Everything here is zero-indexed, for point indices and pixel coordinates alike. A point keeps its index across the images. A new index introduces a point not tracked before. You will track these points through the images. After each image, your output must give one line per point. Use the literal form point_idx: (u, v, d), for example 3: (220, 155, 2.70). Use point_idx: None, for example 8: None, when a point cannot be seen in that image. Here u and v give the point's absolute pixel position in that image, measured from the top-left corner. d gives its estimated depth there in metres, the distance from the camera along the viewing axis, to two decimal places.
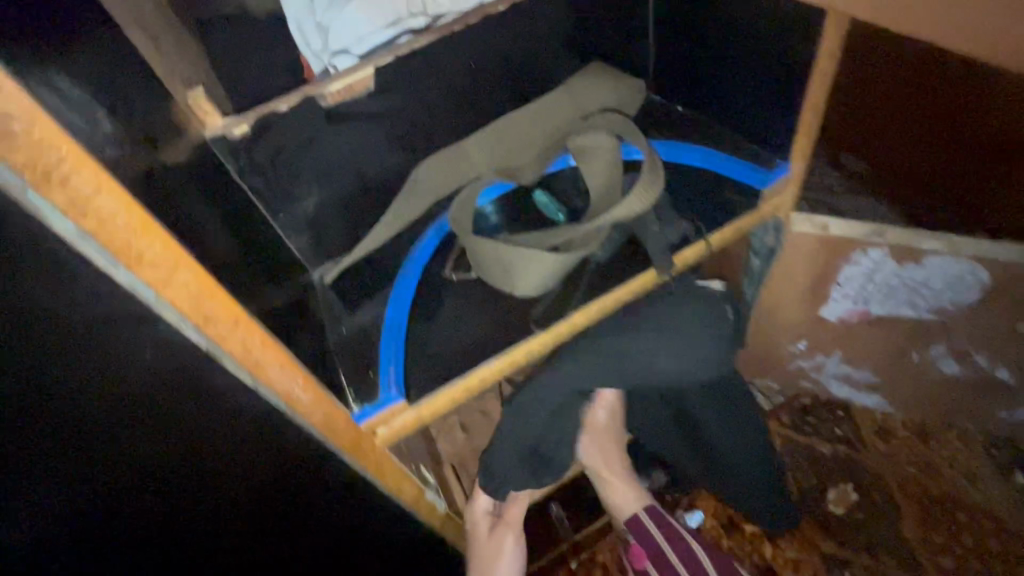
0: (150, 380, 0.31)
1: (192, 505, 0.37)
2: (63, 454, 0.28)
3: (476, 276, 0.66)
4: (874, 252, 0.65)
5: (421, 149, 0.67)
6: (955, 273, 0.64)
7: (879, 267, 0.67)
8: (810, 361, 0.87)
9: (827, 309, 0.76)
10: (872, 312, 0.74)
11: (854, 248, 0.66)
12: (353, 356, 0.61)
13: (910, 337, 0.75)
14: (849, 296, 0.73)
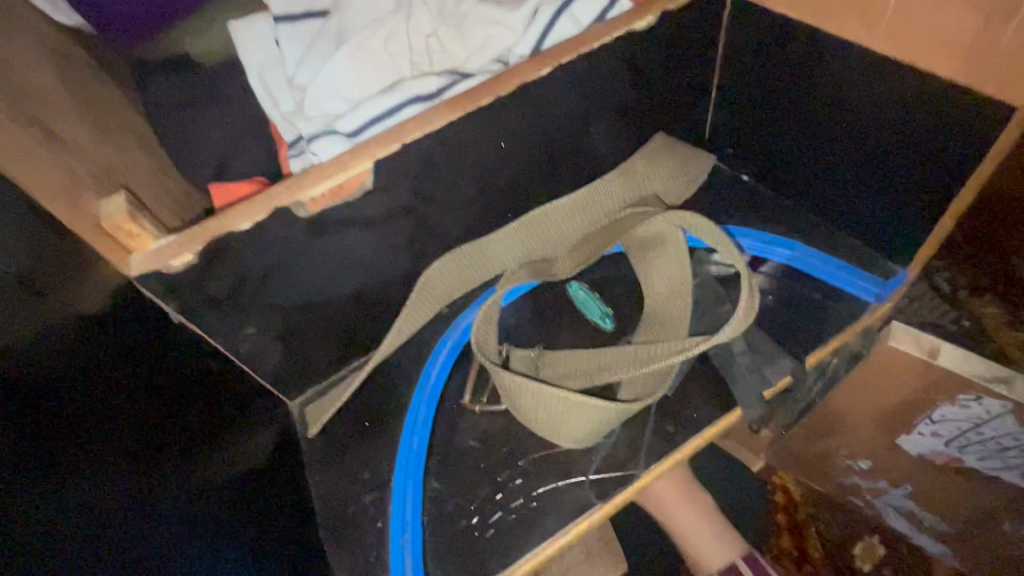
0: None
1: None
2: None
3: (505, 410, 0.52)
4: (992, 404, 0.50)
5: (431, 249, 0.52)
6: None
7: (992, 421, 0.53)
8: (869, 482, 0.74)
9: (905, 441, 0.62)
10: (965, 462, 0.60)
11: (963, 395, 0.51)
12: (352, 526, 0.47)
13: (1009, 505, 0.62)
14: (941, 435, 0.59)
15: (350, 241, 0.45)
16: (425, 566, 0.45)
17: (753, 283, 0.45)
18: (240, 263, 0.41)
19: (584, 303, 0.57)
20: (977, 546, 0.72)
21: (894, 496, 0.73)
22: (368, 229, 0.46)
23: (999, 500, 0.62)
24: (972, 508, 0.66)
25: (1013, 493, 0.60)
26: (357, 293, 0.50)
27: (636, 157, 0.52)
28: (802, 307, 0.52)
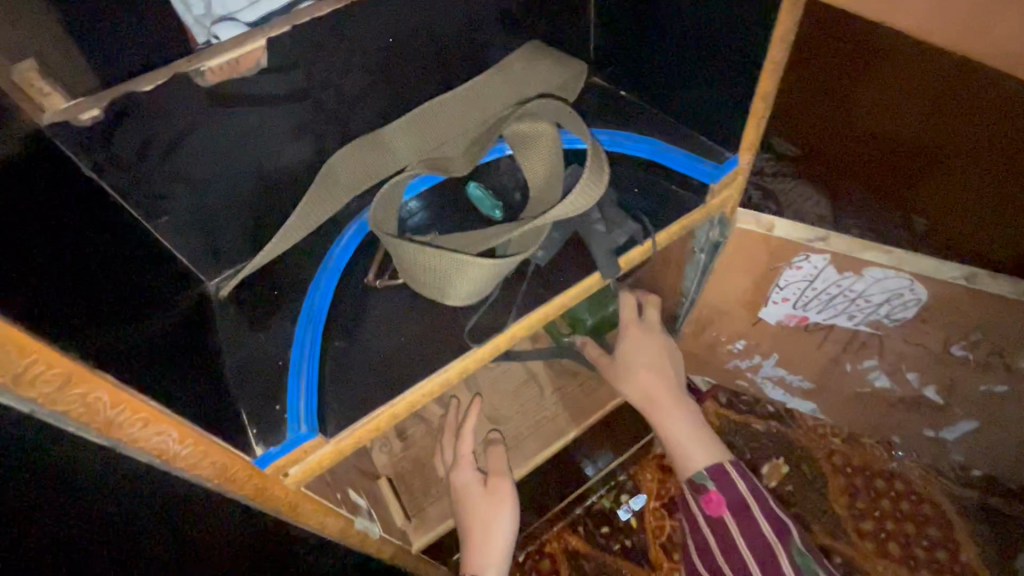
0: None
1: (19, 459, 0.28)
2: None
3: (404, 282, 0.58)
4: (816, 257, 0.61)
5: (336, 136, 0.58)
6: (895, 286, 0.61)
7: (821, 274, 0.63)
8: (747, 360, 0.85)
9: (766, 312, 0.73)
10: (810, 319, 0.71)
11: (794, 252, 0.61)
12: (260, 374, 0.53)
13: (845, 347, 0.73)
14: (789, 299, 0.69)
15: (254, 117, 0.52)
16: (327, 401, 0.52)
17: (604, 157, 0.54)
18: (151, 125, 0.47)
19: (478, 195, 0.64)
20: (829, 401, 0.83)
21: (766, 368, 0.84)
22: (270, 108, 0.52)
23: (846, 345, 0.73)
24: (821, 359, 0.77)
25: (845, 335, 0.72)
26: (267, 171, 0.57)
27: (517, 64, 0.60)
28: (658, 191, 0.61)
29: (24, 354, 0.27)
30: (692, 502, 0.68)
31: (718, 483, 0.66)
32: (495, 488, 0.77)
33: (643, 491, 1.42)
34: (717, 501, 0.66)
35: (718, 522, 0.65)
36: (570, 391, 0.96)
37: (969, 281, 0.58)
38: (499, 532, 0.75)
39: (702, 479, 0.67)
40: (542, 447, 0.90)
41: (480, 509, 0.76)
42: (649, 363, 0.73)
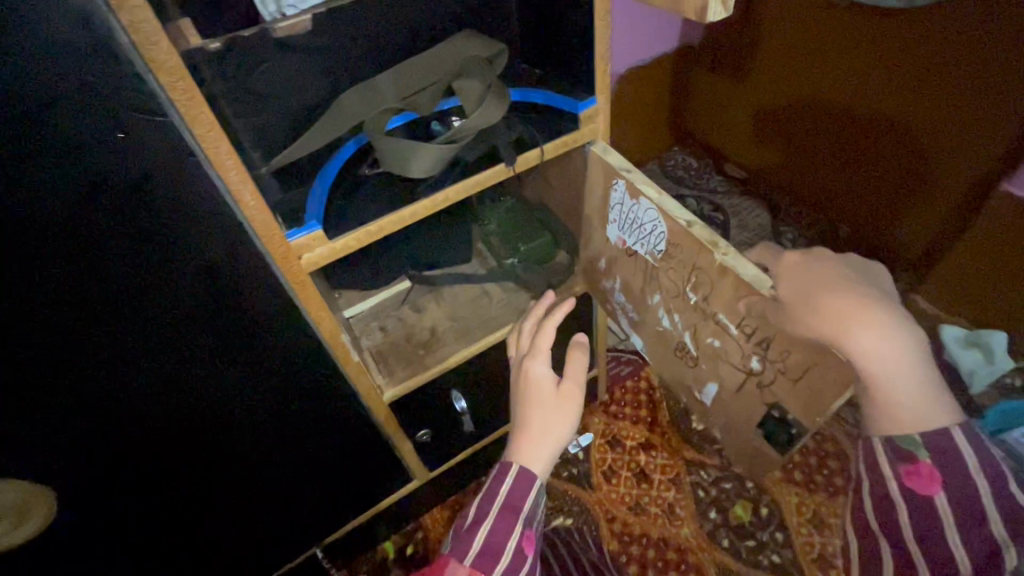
0: (124, 84, 0.55)
1: (181, 165, 0.63)
2: (103, 113, 0.56)
3: (383, 170, 0.92)
4: (621, 182, 0.92)
5: (346, 82, 0.95)
6: (649, 217, 0.87)
7: (624, 200, 0.92)
8: (609, 282, 1.12)
9: (608, 232, 1.02)
10: (628, 244, 0.98)
11: (613, 175, 0.93)
12: (289, 209, 0.85)
13: (644, 277, 0.98)
14: (615, 221, 0.98)
15: (300, 62, 0.89)
16: (331, 223, 0.86)
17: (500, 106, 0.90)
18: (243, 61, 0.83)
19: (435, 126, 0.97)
20: (647, 335, 1.08)
21: (618, 293, 1.09)
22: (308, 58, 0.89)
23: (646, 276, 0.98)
24: None
25: None
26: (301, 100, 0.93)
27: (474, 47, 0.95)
28: (545, 121, 0.97)
29: (199, 113, 0.62)
30: (896, 466, 0.68)
31: (931, 451, 0.66)
32: (562, 393, 0.97)
33: (589, 431, 1.65)
34: (929, 476, 0.66)
35: (921, 486, 0.66)
36: (512, 300, 1.27)
37: (689, 226, 0.82)
38: (554, 431, 0.94)
39: (913, 446, 0.67)
40: (486, 333, 1.21)
41: (548, 407, 0.95)
42: (863, 317, 0.68)
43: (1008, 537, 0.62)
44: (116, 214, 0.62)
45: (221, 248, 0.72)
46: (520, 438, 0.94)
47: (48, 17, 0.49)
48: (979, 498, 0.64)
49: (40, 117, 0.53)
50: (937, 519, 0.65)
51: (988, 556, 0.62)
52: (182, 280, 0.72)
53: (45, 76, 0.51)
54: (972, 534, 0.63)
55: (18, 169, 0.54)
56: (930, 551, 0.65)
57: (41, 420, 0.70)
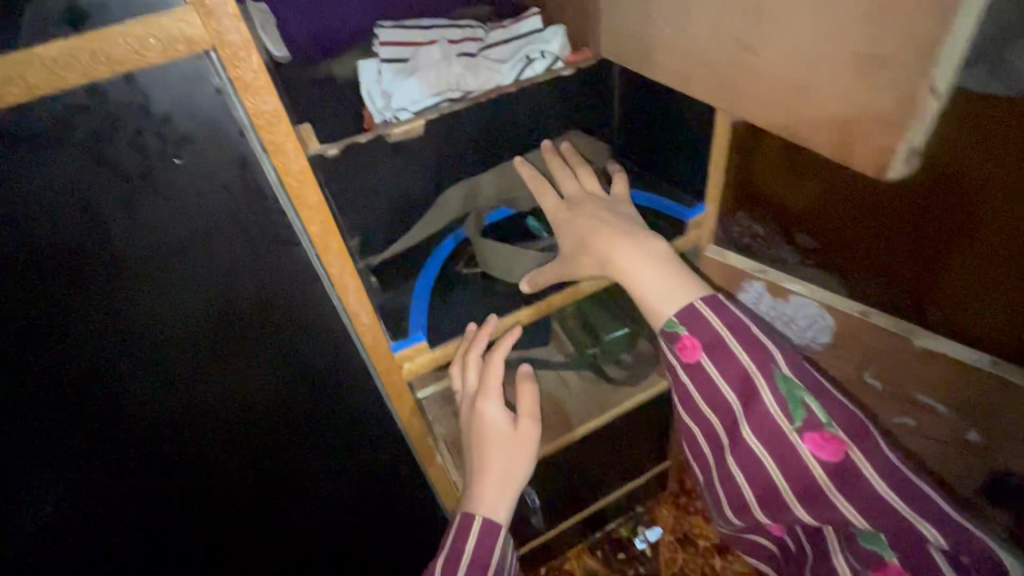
0: (264, 219, 0.56)
1: (304, 287, 0.63)
2: (241, 244, 0.57)
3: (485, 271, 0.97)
4: (757, 282, 1.00)
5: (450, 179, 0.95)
6: (812, 312, 0.95)
7: (763, 297, 1.01)
8: None
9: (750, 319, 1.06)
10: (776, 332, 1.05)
11: (747, 277, 1.01)
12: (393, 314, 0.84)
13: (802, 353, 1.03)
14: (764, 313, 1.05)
15: (409, 163, 0.88)
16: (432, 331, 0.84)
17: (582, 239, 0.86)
18: (359, 165, 0.84)
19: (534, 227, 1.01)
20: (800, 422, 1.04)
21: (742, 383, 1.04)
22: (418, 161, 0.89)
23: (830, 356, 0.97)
24: None
25: None
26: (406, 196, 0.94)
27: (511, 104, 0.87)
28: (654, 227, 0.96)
29: (329, 244, 0.61)
30: (669, 353, 0.78)
31: (690, 326, 0.76)
32: (503, 432, 0.93)
33: (659, 525, 1.55)
34: (693, 348, 0.76)
35: (693, 370, 0.76)
36: (593, 392, 1.21)
37: (864, 314, 0.88)
38: (510, 471, 0.90)
39: (673, 327, 0.77)
40: (567, 429, 1.14)
41: (492, 435, 0.92)
42: (652, 267, 0.82)
43: (796, 421, 0.70)
44: (238, 329, 0.63)
45: (327, 359, 0.72)
46: (477, 477, 0.91)
47: (205, 165, 0.50)
48: (757, 398, 0.73)
49: (184, 249, 0.54)
50: (692, 398, 0.78)
51: (781, 440, 0.71)
52: (286, 385, 0.72)
53: (193, 215, 0.53)
54: (758, 415, 0.73)
55: (158, 293, 0.56)
56: (726, 426, 0.76)
57: (145, 501, 0.74)
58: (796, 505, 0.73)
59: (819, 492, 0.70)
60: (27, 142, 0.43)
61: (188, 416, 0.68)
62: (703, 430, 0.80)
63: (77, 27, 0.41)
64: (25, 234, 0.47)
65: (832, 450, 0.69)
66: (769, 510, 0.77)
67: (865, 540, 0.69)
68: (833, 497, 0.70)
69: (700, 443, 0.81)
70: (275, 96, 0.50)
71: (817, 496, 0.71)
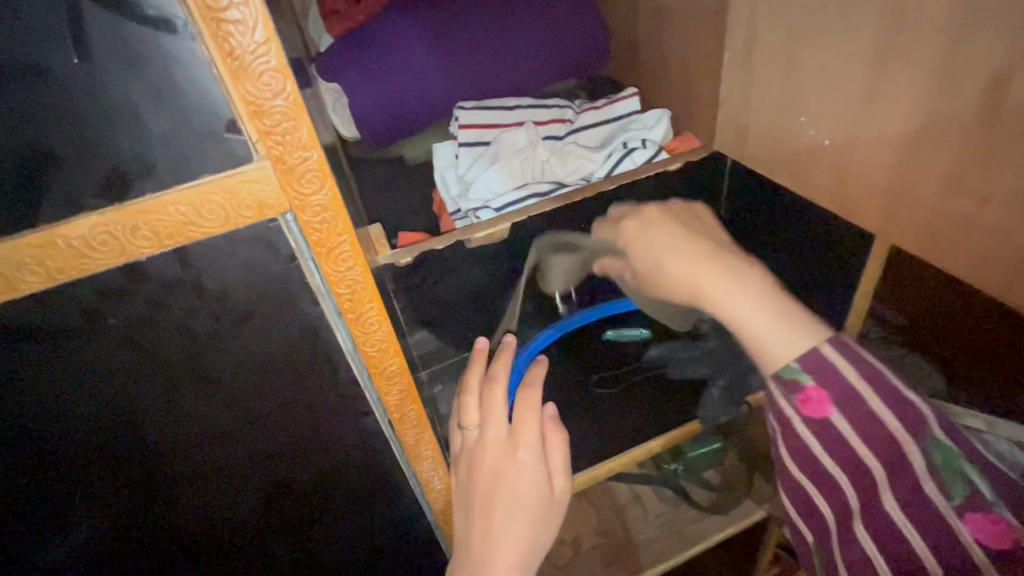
0: (327, 390, 0.44)
1: (365, 455, 0.50)
2: (297, 417, 0.45)
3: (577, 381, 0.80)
4: None
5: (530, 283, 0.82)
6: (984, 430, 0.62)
7: None
8: None
9: None
10: None
11: None
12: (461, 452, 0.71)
13: None
14: None
15: (486, 267, 0.76)
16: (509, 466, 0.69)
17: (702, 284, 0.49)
18: (430, 271, 0.72)
19: (635, 332, 0.83)
20: None
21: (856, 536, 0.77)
22: (496, 264, 0.76)
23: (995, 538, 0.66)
24: None
25: None
26: (478, 301, 0.81)
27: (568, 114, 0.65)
28: None
29: (406, 410, 0.49)
30: (781, 405, 0.43)
31: (818, 376, 0.41)
32: (520, 431, 0.55)
33: None
34: (819, 402, 0.41)
35: (816, 428, 0.41)
36: (674, 522, 1.02)
37: None
38: (509, 541, 0.51)
39: (793, 373, 0.42)
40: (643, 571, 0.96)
41: (492, 459, 0.53)
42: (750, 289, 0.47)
43: (955, 498, 0.37)
44: (281, 499, 0.51)
45: (382, 523, 0.58)
46: (467, 518, 0.54)
47: (262, 337, 0.39)
48: (904, 470, 0.38)
49: (225, 425, 0.43)
50: (823, 467, 0.41)
51: (937, 527, 0.37)
52: (332, 550, 0.59)
53: (242, 390, 0.41)
54: (910, 490, 0.38)
55: (197, 476, 0.45)
56: (864, 496, 0.40)
57: None
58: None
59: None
60: (44, 333, 0.33)
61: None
62: (832, 510, 0.42)
63: (115, 199, 0.30)
64: (38, 432, 0.37)
65: (1003, 542, 0.35)
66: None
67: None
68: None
69: (814, 506, 0.44)
70: (361, 259, 0.38)
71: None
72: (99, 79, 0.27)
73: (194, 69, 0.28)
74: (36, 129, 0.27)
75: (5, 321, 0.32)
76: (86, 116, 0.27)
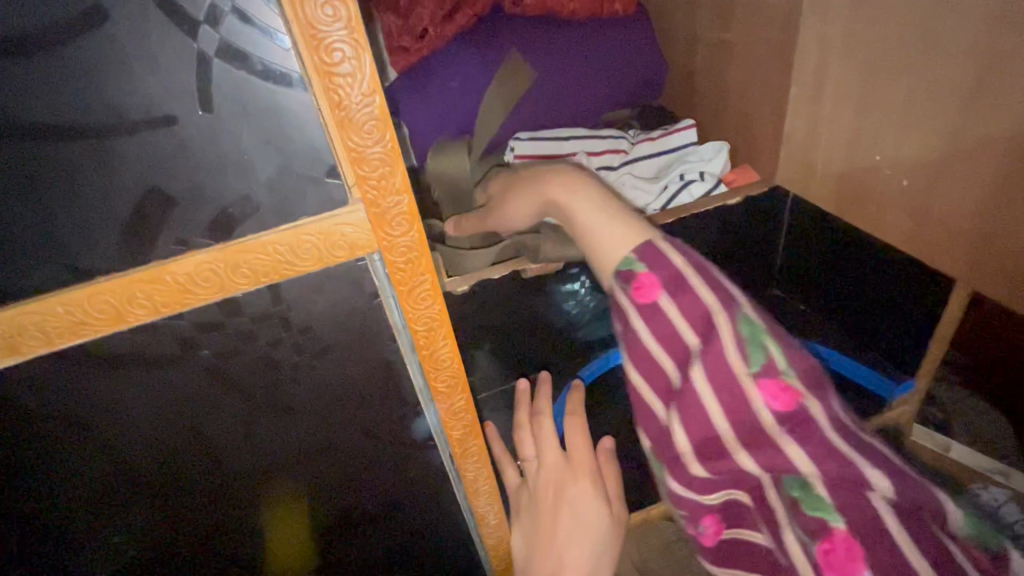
0: (397, 422, 0.45)
1: (426, 485, 0.51)
2: (365, 447, 0.45)
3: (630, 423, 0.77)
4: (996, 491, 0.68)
5: (582, 314, 0.81)
6: None
7: None
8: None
9: None
10: None
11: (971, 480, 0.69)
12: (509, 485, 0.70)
13: None
14: None
15: (541, 298, 0.76)
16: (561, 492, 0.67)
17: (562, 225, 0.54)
18: (486, 300, 0.73)
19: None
20: None
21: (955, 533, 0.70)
22: (550, 295, 0.76)
23: None
24: None
25: None
26: (530, 331, 0.80)
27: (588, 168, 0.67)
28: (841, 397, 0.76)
29: (468, 444, 0.48)
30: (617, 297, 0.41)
31: (651, 261, 0.40)
32: (576, 460, 0.55)
33: None
34: (653, 283, 0.39)
35: (646, 306, 0.38)
36: None
37: None
38: (570, 560, 0.50)
39: (629, 264, 0.41)
40: None
41: (553, 488, 0.54)
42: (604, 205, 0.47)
43: (753, 364, 0.35)
44: (335, 526, 0.51)
45: (432, 553, 0.58)
46: (531, 553, 0.53)
47: (341, 371, 0.40)
48: (712, 337, 0.36)
49: (295, 454, 0.44)
50: (642, 344, 0.38)
51: (738, 392, 0.35)
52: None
53: (315, 419, 0.42)
54: (719, 360, 0.36)
55: (259, 502, 0.46)
56: (673, 365, 0.38)
57: None
58: (741, 453, 0.35)
59: (860, 490, 0.31)
60: (144, 361, 0.35)
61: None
62: (653, 391, 0.39)
63: (220, 239, 0.31)
64: (121, 452, 0.38)
65: (786, 402, 0.34)
66: (700, 489, 0.37)
67: (796, 492, 0.33)
68: (782, 447, 0.34)
69: (639, 407, 0.40)
70: (439, 297, 0.38)
71: (849, 483, 0.32)
72: (221, 127, 0.28)
73: (304, 118, 0.29)
74: (160, 173, 0.29)
75: (110, 350, 0.33)
76: (203, 163, 0.29)
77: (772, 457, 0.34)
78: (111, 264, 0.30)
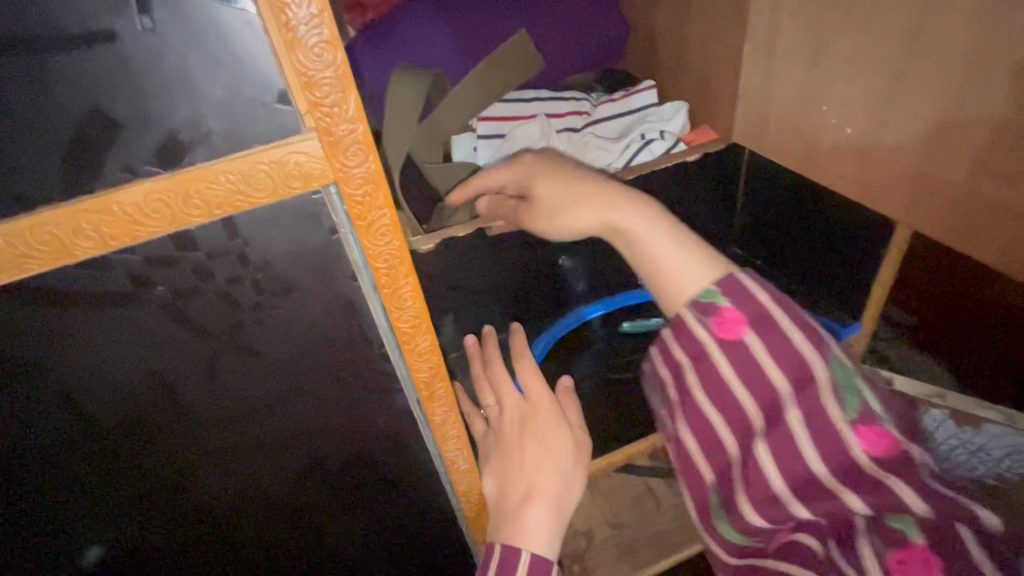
0: (362, 364, 0.45)
1: (395, 431, 0.51)
2: (331, 391, 0.46)
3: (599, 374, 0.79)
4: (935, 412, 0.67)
5: (548, 273, 0.82)
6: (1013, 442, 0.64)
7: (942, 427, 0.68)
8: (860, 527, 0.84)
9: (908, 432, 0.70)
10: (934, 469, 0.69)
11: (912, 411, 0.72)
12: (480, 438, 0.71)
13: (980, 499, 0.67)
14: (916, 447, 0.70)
15: (506, 255, 0.76)
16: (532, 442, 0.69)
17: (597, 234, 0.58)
18: (453, 258, 0.73)
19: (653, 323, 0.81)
20: None
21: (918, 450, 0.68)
22: (516, 252, 0.77)
23: None
24: None
25: None
26: (498, 290, 0.81)
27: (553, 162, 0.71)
28: None
29: (435, 388, 0.49)
30: (699, 326, 0.47)
31: (731, 296, 0.46)
32: (542, 404, 0.56)
33: None
34: (734, 320, 0.46)
35: (728, 346, 0.45)
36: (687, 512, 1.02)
37: None
38: (536, 486, 0.53)
39: (710, 296, 0.47)
40: (657, 561, 0.96)
41: (520, 430, 0.56)
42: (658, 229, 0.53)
43: (851, 412, 0.42)
44: (307, 475, 0.52)
45: (405, 501, 0.59)
46: (501, 492, 0.55)
47: (302, 311, 0.40)
48: (807, 386, 0.43)
49: (261, 399, 0.44)
50: (722, 382, 0.46)
51: (836, 439, 0.42)
52: (354, 528, 0.60)
53: (279, 362, 0.42)
54: (814, 406, 0.42)
55: (228, 450, 0.46)
56: (760, 405, 0.45)
57: None
58: (844, 490, 0.42)
59: (968, 520, 0.41)
60: (97, 298, 0.34)
61: (242, 568, 0.58)
62: (734, 427, 0.46)
63: (171, 168, 0.31)
64: (82, 398, 0.38)
65: (885, 447, 0.42)
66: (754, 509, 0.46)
67: (896, 523, 0.41)
68: (895, 488, 0.41)
69: (685, 433, 0.49)
70: (399, 234, 0.39)
71: (948, 515, 0.40)
72: (164, 47, 0.28)
73: (253, 41, 0.29)
74: (104, 96, 0.28)
75: (60, 287, 0.33)
76: (148, 85, 0.28)
77: (884, 494, 0.41)
78: (56, 193, 0.30)
